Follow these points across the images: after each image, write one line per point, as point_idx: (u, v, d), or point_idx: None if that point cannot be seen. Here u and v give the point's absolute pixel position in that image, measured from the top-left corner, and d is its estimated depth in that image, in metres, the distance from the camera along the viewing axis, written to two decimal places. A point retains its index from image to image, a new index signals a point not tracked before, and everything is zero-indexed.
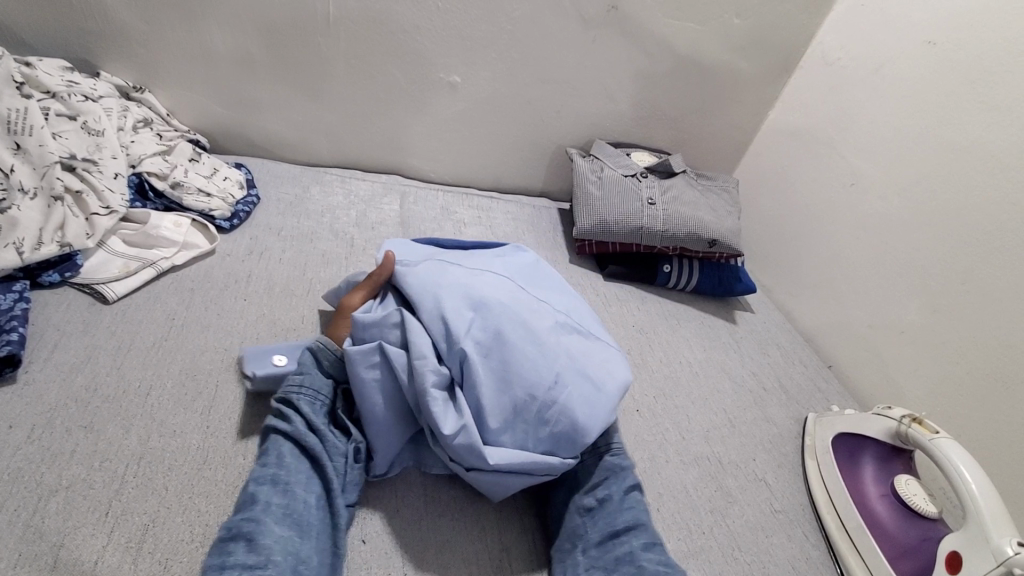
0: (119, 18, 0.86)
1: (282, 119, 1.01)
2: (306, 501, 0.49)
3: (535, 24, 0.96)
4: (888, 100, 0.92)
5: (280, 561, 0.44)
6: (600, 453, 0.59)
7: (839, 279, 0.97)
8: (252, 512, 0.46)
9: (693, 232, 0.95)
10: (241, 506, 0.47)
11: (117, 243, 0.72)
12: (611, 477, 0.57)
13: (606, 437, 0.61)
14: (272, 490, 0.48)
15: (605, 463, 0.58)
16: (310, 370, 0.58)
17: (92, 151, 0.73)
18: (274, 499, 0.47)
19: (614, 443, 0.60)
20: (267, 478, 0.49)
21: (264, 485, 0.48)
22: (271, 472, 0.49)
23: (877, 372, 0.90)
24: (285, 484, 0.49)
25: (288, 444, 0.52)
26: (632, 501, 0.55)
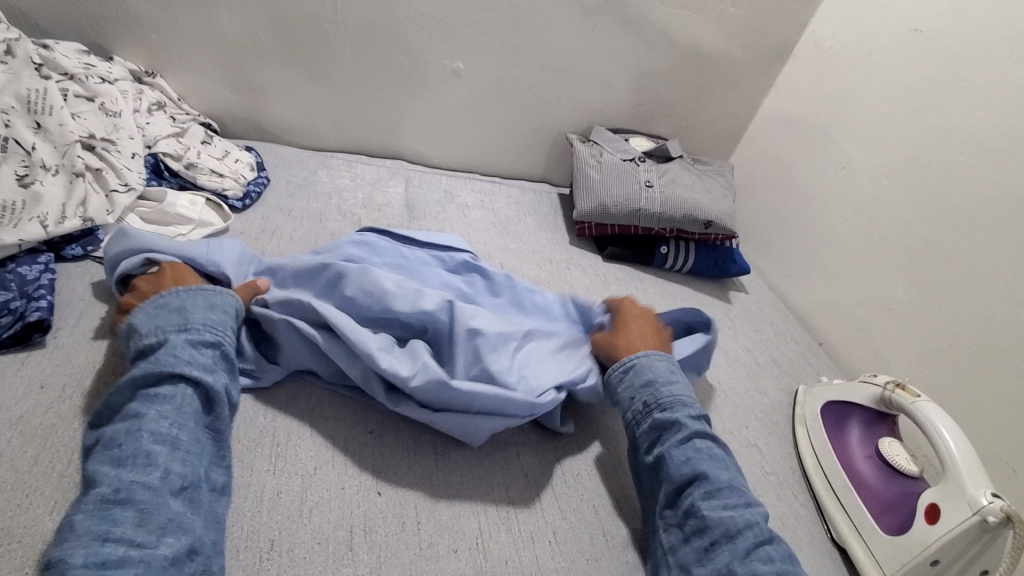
0: (132, 4, 0.88)
1: (289, 104, 1.04)
2: (197, 474, 0.48)
3: (537, 12, 0.99)
4: (877, 86, 0.95)
5: (174, 541, 0.43)
6: (651, 411, 0.61)
7: (831, 259, 1.01)
8: (141, 478, 0.44)
9: (689, 213, 0.99)
10: (132, 464, 0.45)
11: (136, 221, 0.74)
12: (664, 434, 0.59)
13: (654, 395, 0.62)
14: (167, 457, 0.47)
15: (654, 421, 0.60)
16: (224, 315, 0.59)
17: (109, 131, 0.76)
18: (170, 467, 0.46)
19: (661, 400, 0.61)
20: (166, 439, 0.47)
21: (159, 446, 0.47)
22: (172, 433, 0.48)
23: (865, 347, 0.94)
24: (183, 451, 0.48)
25: (189, 403, 0.51)
26: (688, 452, 0.57)
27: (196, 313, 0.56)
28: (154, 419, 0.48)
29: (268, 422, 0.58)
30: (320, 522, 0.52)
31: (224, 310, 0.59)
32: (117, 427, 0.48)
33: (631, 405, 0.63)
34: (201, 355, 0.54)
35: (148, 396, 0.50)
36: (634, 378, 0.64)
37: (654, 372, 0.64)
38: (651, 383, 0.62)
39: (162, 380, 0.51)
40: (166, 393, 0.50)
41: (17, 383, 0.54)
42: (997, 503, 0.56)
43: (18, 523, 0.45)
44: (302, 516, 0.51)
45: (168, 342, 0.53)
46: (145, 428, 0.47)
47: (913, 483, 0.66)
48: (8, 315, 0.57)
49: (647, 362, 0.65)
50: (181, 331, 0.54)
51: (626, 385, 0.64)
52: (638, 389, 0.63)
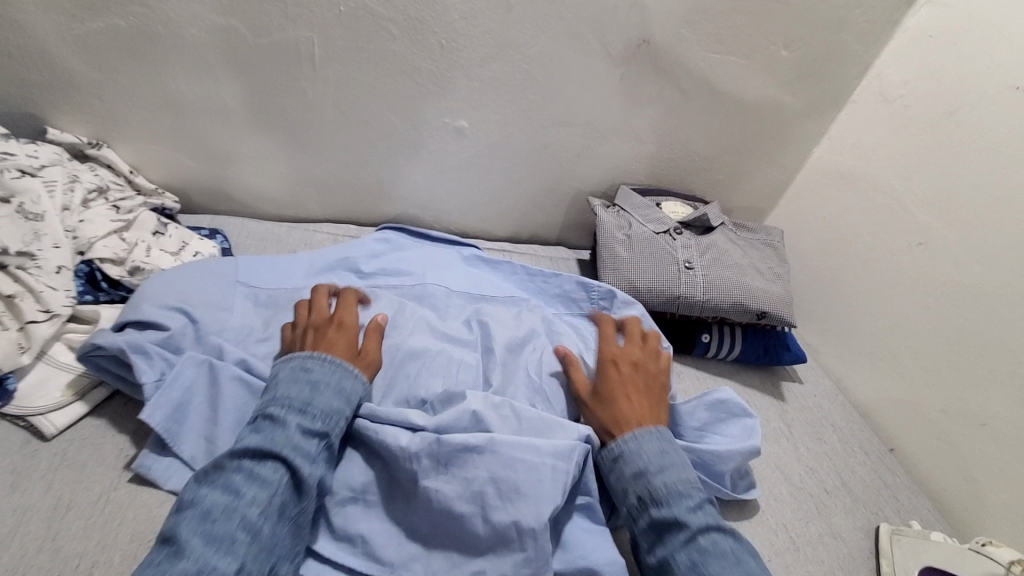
0: (68, 68, 0.73)
1: (264, 171, 0.89)
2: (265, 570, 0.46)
3: (554, 62, 0.83)
4: (965, 150, 0.79)
5: None
6: (648, 508, 0.55)
7: (903, 350, 0.86)
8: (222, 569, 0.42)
9: (738, 303, 0.83)
10: (218, 547, 0.43)
11: (62, 352, 0.60)
12: (666, 532, 0.53)
13: (648, 488, 0.56)
14: (249, 550, 0.44)
15: (653, 518, 0.54)
16: (341, 410, 0.55)
17: (28, 241, 0.61)
18: (246, 564, 0.44)
19: (656, 491, 0.55)
20: (247, 526, 0.45)
21: (244, 537, 0.44)
22: (253, 522, 0.45)
23: (951, 464, 0.79)
24: (262, 548, 0.45)
25: (283, 494, 0.48)
26: (693, 556, 0.50)
27: (324, 396, 0.55)
28: (249, 503, 0.46)
29: None
30: None
31: (347, 399, 0.56)
32: (218, 494, 0.46)
33: (627, 500, 0.57)
34: (312, 443, 0.52)
35: (250, 473, 0.47)
36: (623, 469, 0.58)
37: (643, 460, 0.58)
38: (641, 473, 0.57)
39: (271, 460, 0.48)
40: (270, 479, 0.48)
41: None
42: None
43: None
44: None
45: (287, 420, 0.51)
46: (242, 510, 0.45)
47: None
48: None
49: (635, 445, 0.59)
50: (302, 413, 0.52)
51: (618, 476, 0.59)
52: (630, 479, 0.57)
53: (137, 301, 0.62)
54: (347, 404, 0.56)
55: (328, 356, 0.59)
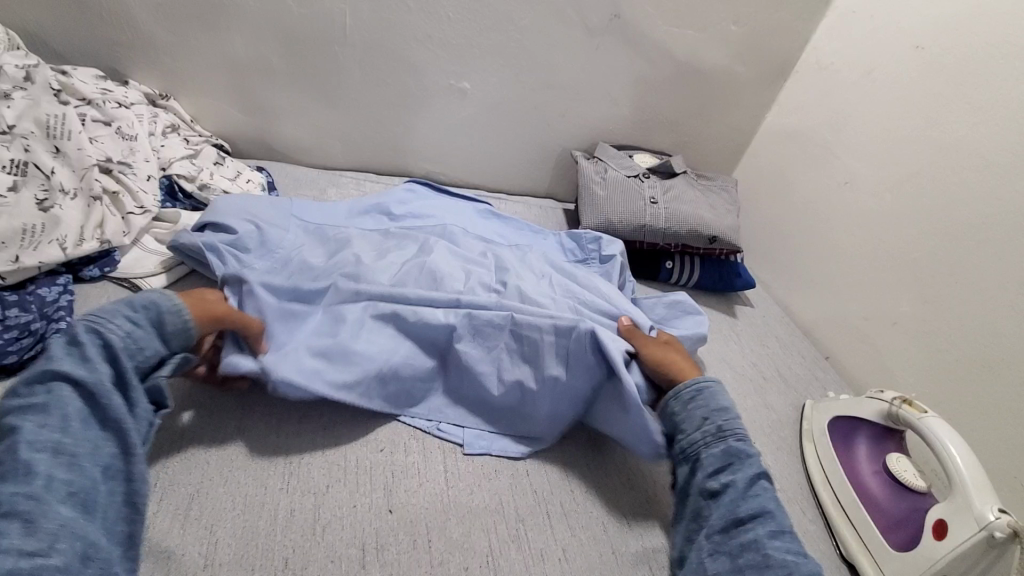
0: (148, 30, 0.91)
1: (299, 124, 1.06)
2: (97, 474, 0.46)
3: (542, 32, 1.01)
4: (879, 103, 0.96)
5: (64, 549, 0.41)
6: (725, 439, 0.61)
7: (836, 274, 1.02)
8: (32, 486, 0.42)
9: (694, 230, 1.00)
10: (13, 478, 0.42)
11: (151, 241, 0.76)
12: (736, 463, 0.59)
13: (731, 422, 0.62)
14: (53, 464, 0.44)
15: (730, 448, 0.60)
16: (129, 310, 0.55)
17: (126, 154, 0.78)
18: (58, 478, 0.44)
19: (737, 428, 0.61)
20: (45, 446, 0.45)
21: (42, 453, 0.44)
22: (52, 440, 0.45)
23: (872, 362, 0.95)
24: (69, 458, 0.45)
25: (76, 401, 0.48)
26: (755, 490, 0.57)
27: (101, 305, 0.55)
28: (35, 428, 0.45)
29: (280, 440, 0.60)
30: (333, 540, 0.52)
31: (120, 305, 0.55)
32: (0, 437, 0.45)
33: (704, 426, 0.62)
34: (86, 346, 0.50)
35: (25, 404, 0.46)
36: (708, 401, 0.64)
37: (725, 400, 0.64)
38: (725, 409, 0.63)
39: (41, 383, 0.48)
40: (50, 397, 0.47)
41: None
42: (1004, 519, 0.56)
43: None
44: (316, 534, 0.52)
45: (51, 346, 0.50)
46: (27, 434, 0.44)
47: (921, 499, 0.66)
48: (29, 338, 0.60)
49: (718, 388, 0.65)
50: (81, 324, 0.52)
51: (696, 405, 0.64)
52: (712, 411, 0.63)
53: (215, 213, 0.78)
54: (136, 310, 0.55)
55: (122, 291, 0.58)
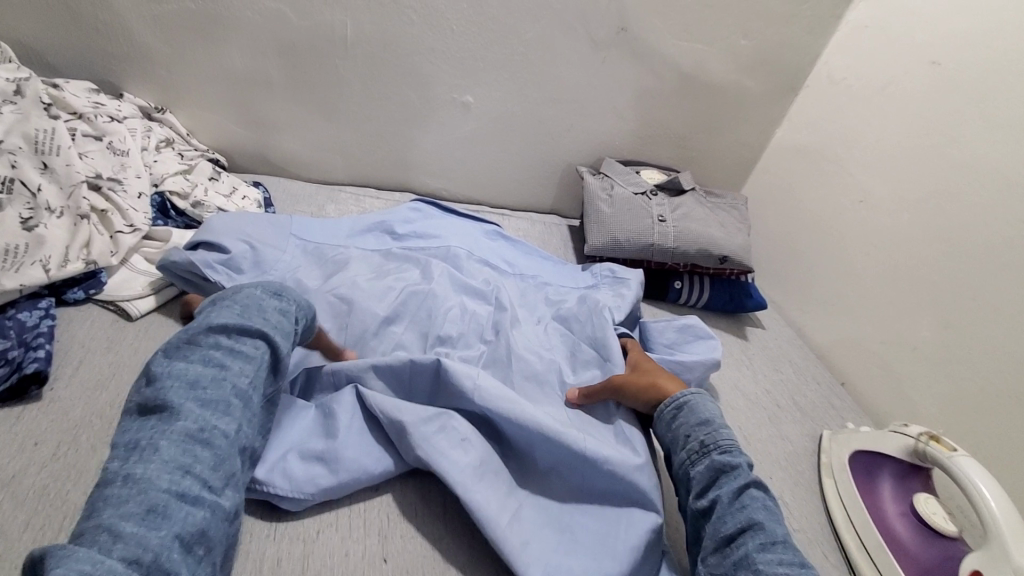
0: (143, 42, 0.89)
1: (298, 138, 1.04)
2: (253, 437, 0.54)
3: (547, 45, 0.98)
4: (895, 119, 0.93)
5: (229, 496, 0.48)
6: (709, 453, 0.59)
7: (851, 296, 0.98)
8: (221, 426, 0.49)
9: (704, 249, 0.96)
10: (216, 410, 0.49)
11: (140, 261, 0.73)
12: (723, 476, 0.57)
13: (713, 435, 0.60)
14: (241, 415, 0.52)
15: (714, 461, 0.58)
16: (304, 306, 0.64)
17: (117, 171, 0.75)
18: (241, 427, 0.51)
19: (719, 440, 0.59)
20: (242, 393, 0.52)
21: (237, 401, 0.51)
22: (246, 390, 0.53)
23: (890, 388, 0.91)
24: (252, 414, 0.53)
25: (267, 367, 0.56)
26: (744, 503, 0.53)
27: (290, 294, 0.63)
28: (236, 374, 0.53)
29: None
30: None
31: (309, 301, 0.65)
32: (198, 366, 0.51)
33: (687, 444, 0.62)
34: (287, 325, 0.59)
35: (230, 348, 0.54)
36: (689, 417, 0.63)
37: (707, 412, 0.63)
38: (707, 422, 0.62)
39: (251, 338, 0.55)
40: (252, 352, 0.55)
41: (10, 439, 0.52)
42: None
43: None
44: None
45: (261, 306, 0.58)
46: (230, 378, 0.52)
47: (952, 544, 0.62)
48: (6, 368, 0.56)
49: (701, 402, 0.65)
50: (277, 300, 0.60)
51: (680, 424, 0.64)
52: (694, 427, 0.62)
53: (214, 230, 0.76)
54: (308, 307, 0.64)
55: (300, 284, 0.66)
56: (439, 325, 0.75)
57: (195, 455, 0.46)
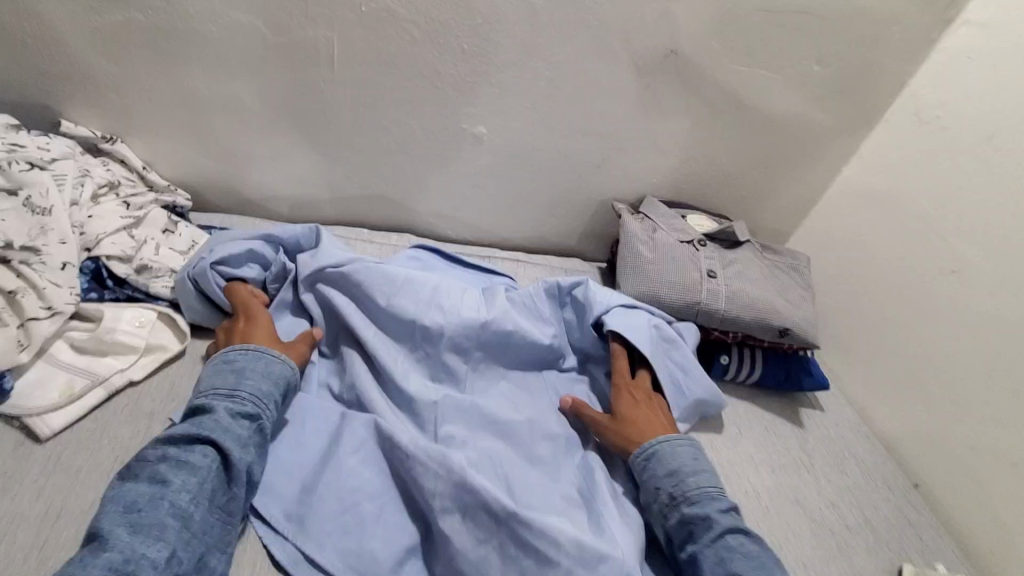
0: (84, 60, 0.72)
1: (278, 171, 0.87)
2: (199, 561, 0.48)
3: (578, 69, 0.80)
4: (1004, 175, 0.75)
5: None
6: (679, 505, 0.60)
7: (933, 382, 0.82)
8: (149, 556, 0.45)
9: (760, 317, 0.80)
10: (144, 536, 0.45)
11: (64, 351, 0.58)
12: (700, 525, 0.57)
13: (680, 487, 0.61)
14: (178, 537, 0.47)
15: (688, 514, 0.59)
16: (270, 391, 0.59)
17: (34, 236, 0.59)
18: (175, 551, 0.46)
19: (689, 493, 0.60)
20: (180, 512, 0.48)
21: (173, 523, 0.47)
22: (185, 508, 0.48)
23: (982, 506, 0.75)
24: (192, 535, 0.48)
25: (214, 478, 0.51)
26: (721, 551, 0.55)
27: (250, 375, 0.59)
28: (176, 491, 0.49)
29: None
30: None
31: (279, 387, 0.60)
32: (140, 486, 0.48)
33: (658, 497, 0.62)
34: (242, 423, 0.55)
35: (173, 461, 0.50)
36: (655, 468, 0.63)
37: (677, 461, 0.63)
38: (675, 474, 0.62)
39: (199, 445, 0.52)
40: (197, 462, 0.51)
41: None
42: None
43: None
44: None
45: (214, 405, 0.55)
46: (168, 497, 0.48)
47: None
48: None
49: (669, 449, 0.64)
50: (230, 397, 0.56)
51: (650, 474, 0.63)
52: (661, 478, 0.62)
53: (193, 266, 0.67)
54: (280, 388, 0.60)
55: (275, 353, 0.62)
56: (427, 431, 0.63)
57: None
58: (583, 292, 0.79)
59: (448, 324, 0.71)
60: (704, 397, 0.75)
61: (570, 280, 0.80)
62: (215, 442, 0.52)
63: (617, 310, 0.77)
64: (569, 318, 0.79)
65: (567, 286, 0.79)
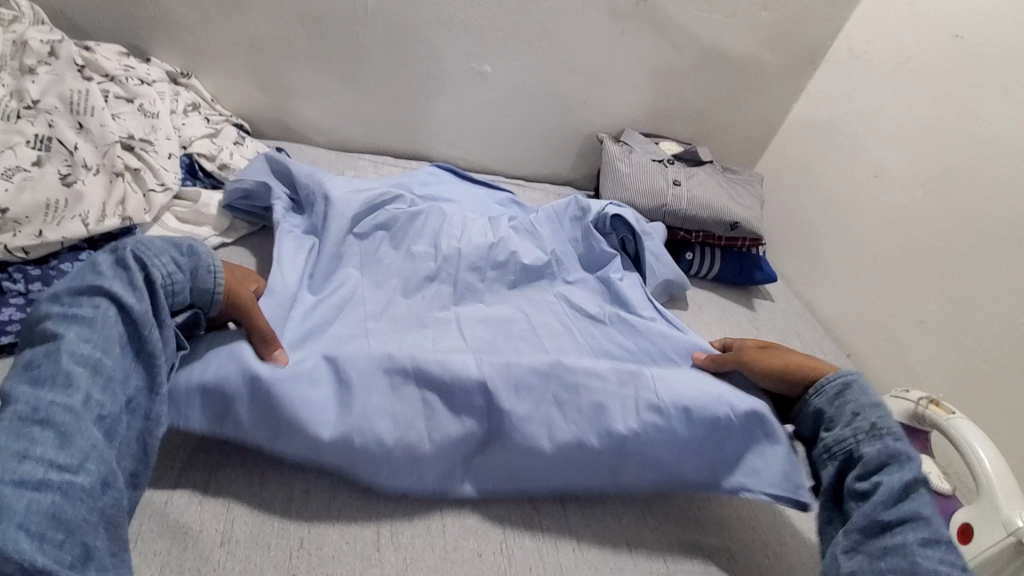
0: (170, 7, 0.90)
1: (318, 105, 1.05)
2: (120, 404, 0.47)
3: (567, 14, 0.98)
4: (913, 93, 0.93)
5: (93, 469, 0.43)
6: (881, 437, 0.56)
7: (861, 270, 0.99)
8: (61, 402, 0.44)
9: (716, 215, 0.97)
10: (52, 384, 0.44)
11: (171, 220, 0.77)
12: (889, 463, 0.54)
13: (886, 420, 0.57)
14: (91, 381, 0.46)
15: (887, 446, 0.55)
16: (164, 248, 0.55)
17: (148, 132, 0.78)
18: (92, 395, 0.46)
19: (894, 427, 0.56)
20: (82, 360, 0.46)
21: (79, 370, 0.45)
22: (89, 355, 0.46)
23: (896, 361, 0.92)
24: (105, 378, 0.47)
25: (115, 328, 0.49)
26: (909, 488, 0.52)
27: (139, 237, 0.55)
28: (73, 342, 0.46)
29: None
30: (349, 521, 0.53)
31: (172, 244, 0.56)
32: (40, 346, 0.47)
33: (856, 424, 0.58)
34: (132, 273, 0.52)
35: (66, 317, 0.48)
36: (854, 397, 0.60)
37: (874, 398, 0.60)
38: (879, 406, 0.59)
39: (87, 300, 0.49)
40: (89, 314, 0.48)
41: None
42: None
43: None
44: (333, 513, 0.53)
45: (94, 265, 0.51)
46: (64, 349, 0.46)
47: (946, 501, 0.64)
48: None
49: (869, 386, 0.61)
50: (114, 254, 0.52)
51: (852, 404, 0.59)
52: (864, 407, 0.59)
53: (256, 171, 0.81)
54: (181, 249, 0.56)
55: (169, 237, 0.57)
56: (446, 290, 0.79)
57: (32, 437, 0.42)
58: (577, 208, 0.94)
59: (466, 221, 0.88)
60: (672, 281, 0.93)
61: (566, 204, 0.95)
62: (104, 297, 0.49)
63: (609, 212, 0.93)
64: (575, 236, 0.93)
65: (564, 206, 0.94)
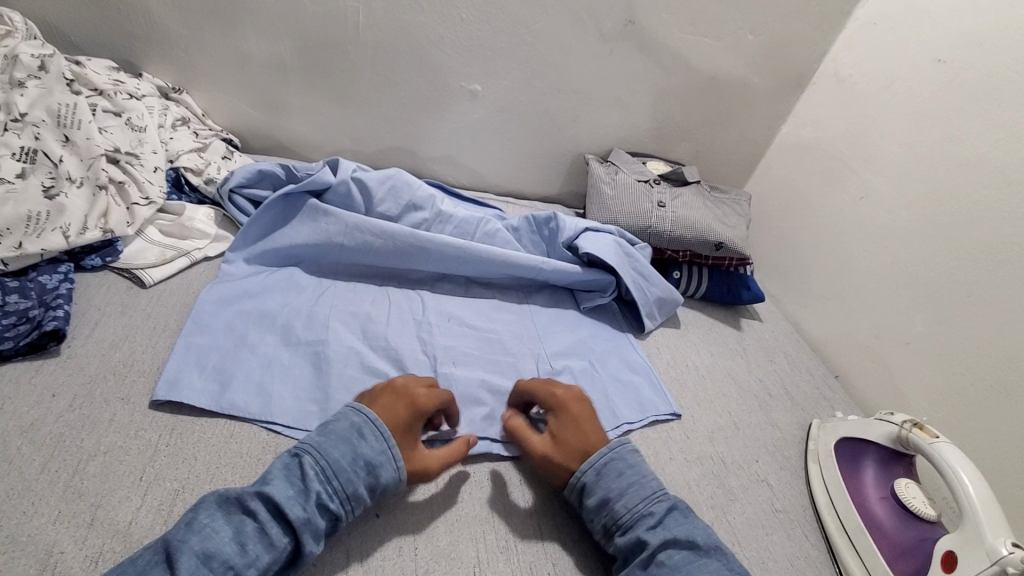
0: (162, 24, 0.91)
1: (310, 121, 1.06)
2: None
3: (555, 35, 0.99)
4: (900, 116, 0.93)
5: None
6: (613, 533, 0.55)
7: (847, 290, 0.99)
8: None
9: (700, 234, 0.97)
10: None
11: (154, 233, 0.77)
12: (632, 554, 0.53)
13: (610, 515, 0.56)
14: None
15: (620, 542, 0.54)
16: (372, 482, 0.51)
17: (134, 145, 0.79)
18: None
19: (617, 518, 0.55)
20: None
21: None
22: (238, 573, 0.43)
23: (884, 382, 0.91)
24: None
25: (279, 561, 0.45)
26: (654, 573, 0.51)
27: (366, 450, 0.52)
28: (244, 564, 0.43)
29: (270, 438, 0.59)
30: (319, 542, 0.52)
31: (374, 486, 0.51)
32: (223, 529, 0.44)
33: (594, 527, 0.57)
34: (325, 515, 0.48)
35: (261, 527, 0.46)
36: (585, 498, 0.57)
37: (601, 487, 0.57)
38: (602, 502, 0.56)
39: (282, 522, 0.46)
40: (275, 540, 0.45)
41: (29, 390, 0.56)
42: (1017, 554, 0.54)
43: (21, 531, 0.45)
44: None
45: (314, 490, 0.48)
46: (236, 567, 0.43)
47: (929, 528, 0.64)
48: (26, 324, 0.59)
49: (592, 475, 0.58)
50: (330, 480, 0.49)
51: (583, 510, 0.58)
52: (592, 509, 0.57)
53: (229, 176, 0.83)
54: (371, 480, 0.51)
55: (387, 431, 0.54)
56: (409, 314, 0.79)
57: None
58: (555, 224, 0.93)
59: (441, 238, 0.84)
60: (667, 298, 0.93)
61: (545, 213, 0.94)
62: (292, 531, 0.46)
63: (586, 235, 0.91)
64: (544, 250, 0.94)
65: (542, 219, 0.93)
